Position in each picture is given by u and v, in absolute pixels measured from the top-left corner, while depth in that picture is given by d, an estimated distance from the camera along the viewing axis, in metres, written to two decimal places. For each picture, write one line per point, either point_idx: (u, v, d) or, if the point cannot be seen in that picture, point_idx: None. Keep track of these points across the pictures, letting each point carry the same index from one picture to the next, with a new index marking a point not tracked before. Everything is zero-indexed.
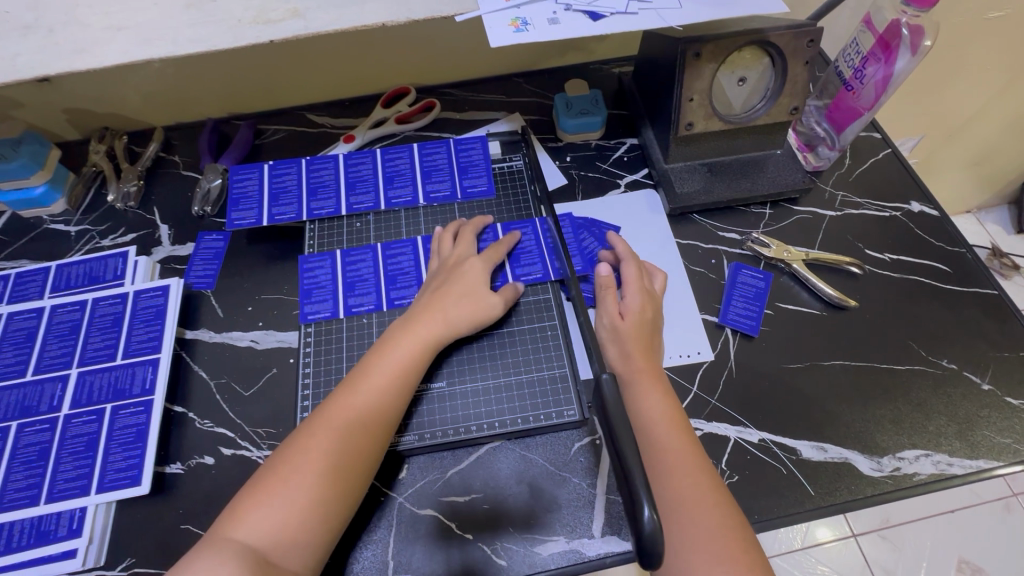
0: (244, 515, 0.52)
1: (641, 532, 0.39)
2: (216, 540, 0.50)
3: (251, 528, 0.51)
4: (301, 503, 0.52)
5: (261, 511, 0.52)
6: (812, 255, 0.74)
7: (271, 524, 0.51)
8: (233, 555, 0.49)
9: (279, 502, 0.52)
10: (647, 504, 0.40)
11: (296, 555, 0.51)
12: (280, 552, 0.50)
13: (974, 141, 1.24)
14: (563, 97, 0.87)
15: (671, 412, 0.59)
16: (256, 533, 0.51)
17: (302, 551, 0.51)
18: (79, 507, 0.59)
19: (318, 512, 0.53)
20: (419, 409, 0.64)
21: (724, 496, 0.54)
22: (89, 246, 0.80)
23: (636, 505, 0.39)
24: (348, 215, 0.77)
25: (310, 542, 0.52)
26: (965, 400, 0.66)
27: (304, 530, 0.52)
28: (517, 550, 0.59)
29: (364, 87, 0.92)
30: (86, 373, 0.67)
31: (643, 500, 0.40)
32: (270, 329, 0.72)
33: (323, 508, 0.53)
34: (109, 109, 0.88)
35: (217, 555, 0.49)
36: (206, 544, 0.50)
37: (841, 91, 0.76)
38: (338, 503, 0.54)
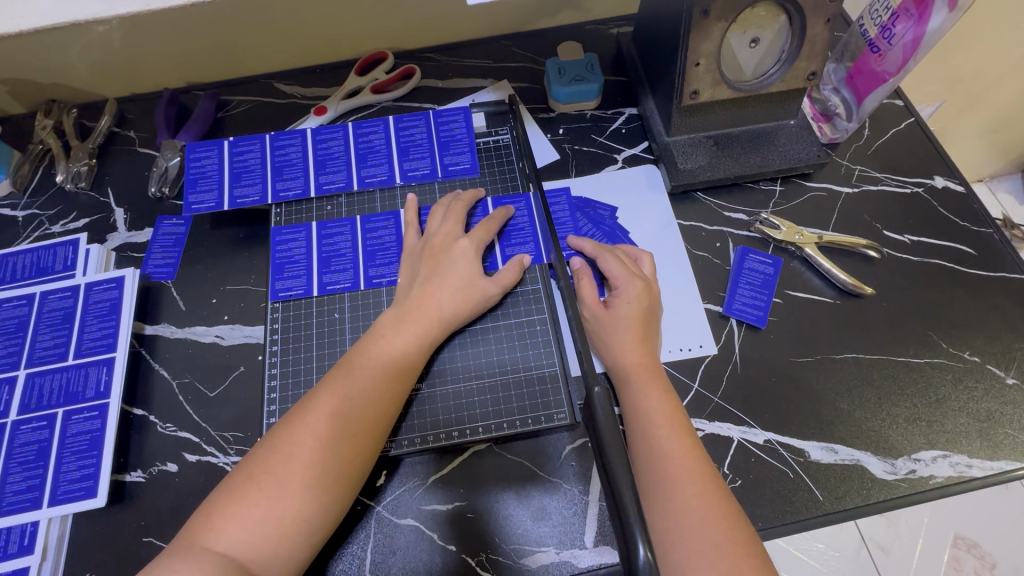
0: (220, 525, 0.46)
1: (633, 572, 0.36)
2: (187, 554, 0.45)
3: (229, 540, 0.45)
4: (287, 512, 0.47)
5: (241, 521, 0.46)
6: (826, 238, 0.68)
7: (252, 536, 0.46)
8: (208, 571, 0.44)
9: (262, 510, 0.47)
10: (642, 541, 0.37)
11: (279, 569, 0.46)
12: (262, 566, 0.45)
13: (996, 106, 1.15)
14: (555, 62, 0.79)
15: (671, 412, 0.53)
16: (236, 546, 0.45)
17: (286, 565, 0.46)
18: (31, 521, 0.55)
19: (306, 522, 0.47)
20: (409, 411, 0.59)
21: (731, 504, 0.48)
22: (37, 233, 0.73)
23: (630, 544, 0.37)
24: (318, 196, 0.70)
25: (296, 554, 0.47)
26: (987, 396, 0.61)
27: (286, 544, 0.47)
28: (503, 562, 0.55)
29: (336, 52, 0.84)
30: (34, 375, 0.61)
31: (637, 538, 0.37)
32: (237, 323, 0.67)
33: (311, 517, 0.48)
34: (53, 79, 0.79)
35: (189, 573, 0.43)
36: (177, 557, 0.44)
37: (865, 51, 0.68)
38: (327, 512, 0.49)
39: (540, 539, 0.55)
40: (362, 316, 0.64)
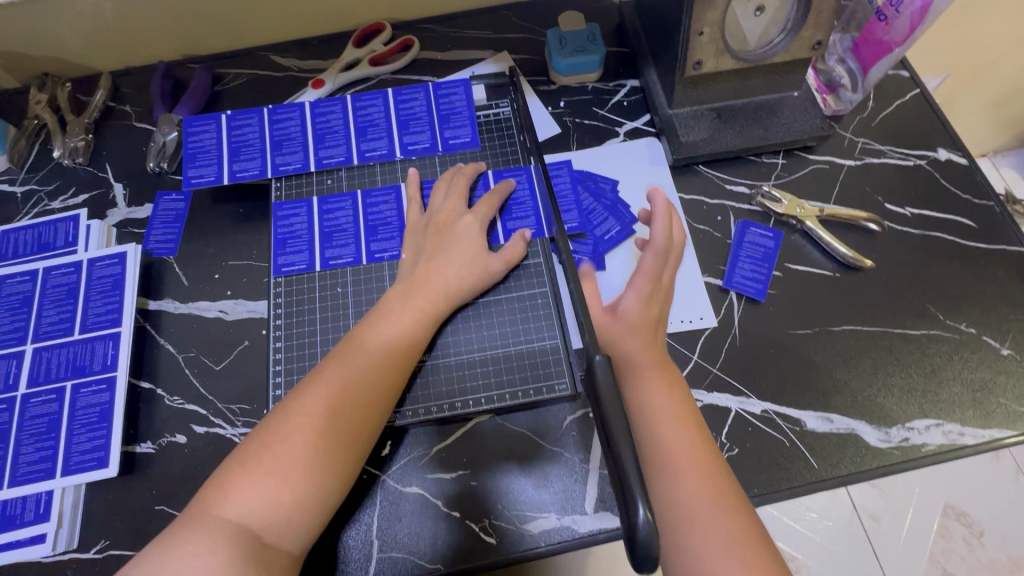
0: (232, 495, 0.47)
1: (632, 530, 0.37)
2: (201, 522, 0.46)
3: (242, 509, 0.47)
4: (297, 482, 0.48)
5: (253, 491, 0.47)
6: (827, 211, 0.68)
7: (264, 504, 0.47)
8: (223, 538, 0.45)
9: (273, 480, 0.48)
10: (642, 502, 0.37)
11: (292, 534, 0.47)
12: (275, 534, 0.47)
13: (1002, 79, 1.13)
14: (556, 32, 0.77)
15: (675, 402, 0.54)
16: (249, 515, 0.46)
17: (298, 532, 0.48)
18: (45, 491, 0.56)
19: (316, 491, 0.49)
20: (413, 384, 0.60)
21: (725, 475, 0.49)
22: (37, 209, 0.73)
23: (631, 503, 0.37)
24: (318, 170, 0.70)
25: (308, 522, 0.48)
26: (982, 366, 0.62)
27: (298, 510, 0.48)
28: (507, 528, 0.56)
29: (333, 23, 0.82)
30: (42, 350, 0.62)
31: (637, 499, 0.37)
32: (240, 298, 0.67)
33: (321, 487, 0.49)
34: (45, 51, 0.78)
35: (204, 540, 0.45)
36: (191, 525, 0.46)
37: (872, 20, 0.66)
38: (337, 480, 0.50)
39: (543, 505, 0.57)
40: (365, 291, 0.64)
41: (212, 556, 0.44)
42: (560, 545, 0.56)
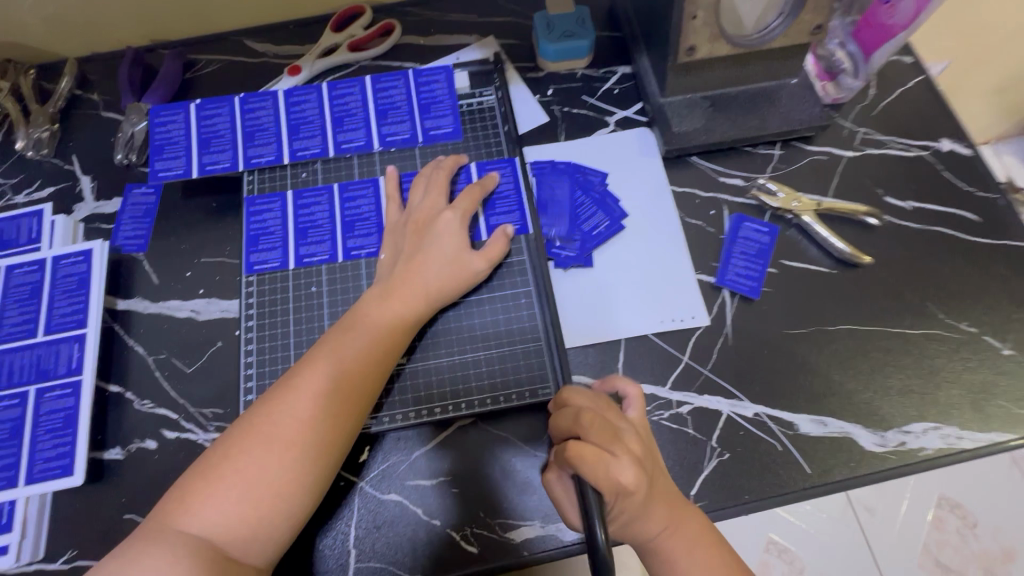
0: (195, 506, 0.45)
1: (593, 557, 0.39)
2: (161, 535, 0.44)
3: (205, 521, 0.45)
4: (264, 492, 0.46)
5: (217, 503, 0.45)
6: (824, 205, 0.65)
7: (229, 517, 0.45)
8: (184, 552, 0.43)
9: (239, 492, 0.46)
10: (602, 528, 0.40)
11: (259, 547, 0.45)
12: (241, 547, 0.45)
13: (1008, 64, 1.10)
14: (543, 16, 0.74)
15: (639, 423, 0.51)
16: (213, 527, 0.45)
17: (266, 545, 0.46)
18: (8, 500, 0.54)
19: (286, 502, 0.47)
20: (391, 388, 0.58)
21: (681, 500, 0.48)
22: (0, 203, 0.70)
23: (591, 527, 0.41)
24: (292, 163, 0.67)
25: (276, 534, 0.46)
26: (982, 366, 0.59)
27: (266, 524, 0.46)
28: (488, 536, 0.55)
29: (310, 6, 0.78)
30: (4, 352, 0.60)
31: (596, 523, 0.40)
32: (212, 297, 0.64)
33: (289, 498, 0.47)
34: (6, 37, 0.74)
35: (165, 554, 0.43)
36: (150, 538, 0.44)
37: (876, 2, 0.63)
38: (308, 492, 0.48)
39: (526, 513, 0.55)
40: (341, 290, 0.61)
41: (171, 570, 0.42)
42: (544, 554, 0.54)
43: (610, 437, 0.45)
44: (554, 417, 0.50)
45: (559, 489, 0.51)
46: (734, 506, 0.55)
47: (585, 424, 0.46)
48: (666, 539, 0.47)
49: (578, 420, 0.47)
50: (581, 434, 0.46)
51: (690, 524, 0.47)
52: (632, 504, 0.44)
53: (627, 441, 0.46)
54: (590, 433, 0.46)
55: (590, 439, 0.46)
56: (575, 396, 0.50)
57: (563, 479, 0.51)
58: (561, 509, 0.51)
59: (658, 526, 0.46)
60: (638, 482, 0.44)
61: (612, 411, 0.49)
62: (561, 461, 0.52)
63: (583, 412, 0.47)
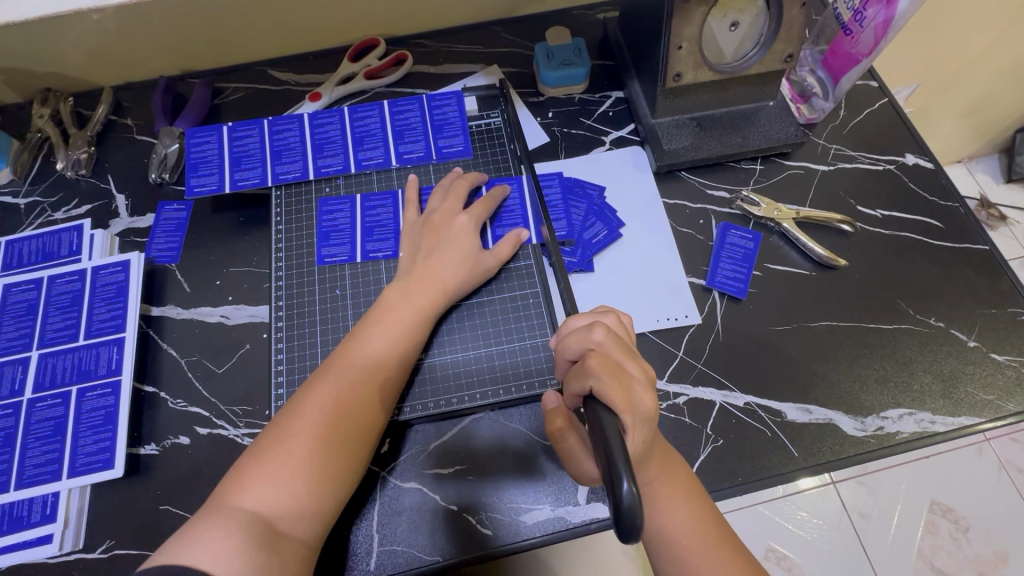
0: (248, 485, 0.49)
1: (617, 504, 0.36)
2: (218, 512, 0.47)
3: (258, 497, 0.48)
4: (312, 472, 0.50)
5: (268, 481, 0.49)
6: (802, 213, 0.72)
7: (279, 493, 0.49)
8: (240, 525, 0.46)
9: (288, 472, 0.50)
10: (627, 476, 0.37)
11: (306, 524, 0.49)
12: (290, 523, 0.48)
13: (971, 88, 1.19)
14: (544, 47, 0.81)
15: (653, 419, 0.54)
16: (264, 504, 0.48)
17: (313, 521, 0.49)
18: (51, 492, 0.58)
19: (329, 481, 0.51)
20: (420, 375, 0.63)
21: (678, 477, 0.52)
22: (41, 220, 0.75)
23: (614, 478, 0.37)
24: (316, 179, 0.73)
25: (322, 510, 0.50)
26: (950, 357, 0.65)
27: (314, 500, 0.50)
28: (501, 520, 0.59)
29: (329, 39, 0.85)
30: (47, 356, 0.64)
31: (622, 471, 0.37)
32: (241, 303, 0.69)
33: (333, 476, 0.51)
34: (49, 68, 0.80)
35: (221, 527, 0.46)
36: (207, 516, 0.47)
37: (839, 34, 0.71)
38: (350, 472, 0.52)
39: (536, 498, 0.59)
40: (362, 295, 0.66)
41: (228, 540, 0.45)
42: (554, 535, 0.58)
43: (625, 351, 0.49)
44: (562, 339, 0.53)
45: (573, 442, 0.51)
46: (729, 487, 0.60)
47: (602, 339, 0.50)
48: (658, 487, 0.51)
49: (593, 335, 0.50)
50: (597, 347, 0.49)
51: (678, 480, 0.52)
52: (642, 430, 0.46)
53: (640, 364, 0.50)
54: (608, 345, 0.49)
55: (606, 352, 0.49)
56: (580, 319, 0.54)
57: (577, 430, 0.52)
58: (576, 463, 0.52)
59: (653, 473, 0.51)
60: (647, 402, 0.47)
61: (621, 329, 0.54)
62: (570, 416, 0.52)
63: (598, 329, 0.50)
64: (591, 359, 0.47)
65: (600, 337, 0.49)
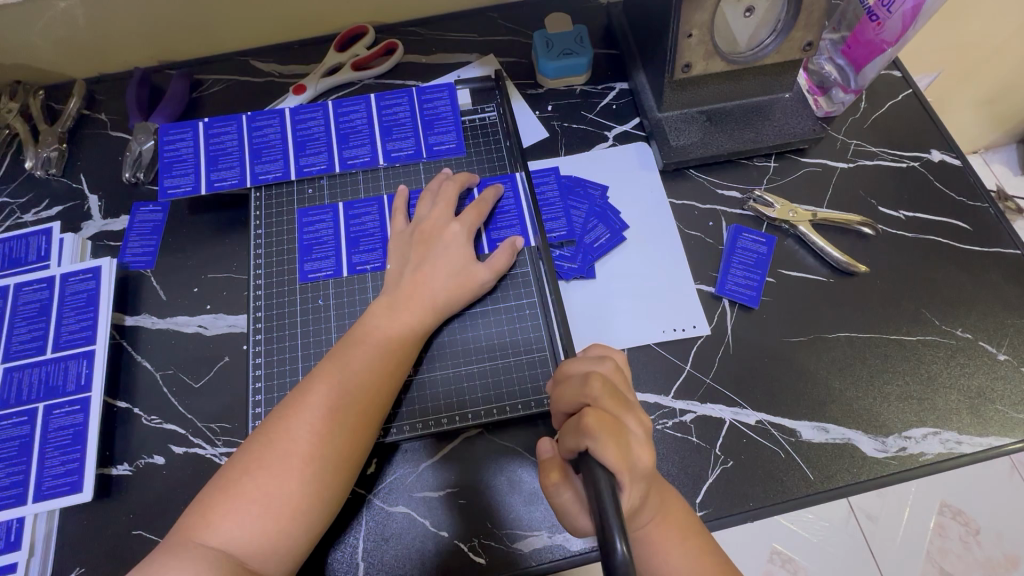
0: (216, 520, 0.46)
1: (608, 565, 0.33)
2: (182, 549, 0.44)
3: (226, 533, 0.45)
4: (284, 507, 0.47)
5: (237, 516, 0.46)
6: (820, 215, 0.67)
7: (248, 530, 0.46)
8: (205, 565, 0.43)
9: (258, 507, 0.46)
10: (619, 534, 0.34)
11: (277, 562, 0.46)
12: (260, 562, 0.45)
13: (994, 76, 1.13)
14: (543, 34, 0.76)
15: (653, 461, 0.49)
16: (232, 541, 0.45)
17: (284, 559, 0.46)
18: (16, 518, 0.54)
19: (303, 517, 0.47)
20: (405, 397, 0.59)
21: (678, 516, 0.48)
22: (10, 222, 0.71)
23: (606, 537, 0.34)
24: (299, 179, 0.68)
25: (294, 549, 0.47)
26: (978, 371, 0.61)
27: (285, 537, 0.46)
28: (496, 547, 0.55)
29: (314, 27, 0.80)
30: (13, 370, 0.60)
31: (614, 528, 0.34)
32: (219, 312, 0.65)
33: (306, 511, 0.48)
34: (17, 60, 0.75)
35: (186, 566, 0.43)
36: (171, 552, 0.44)
37: (864, 19, 0.65)
38: (326, 505, 0.49)
39: (533, 523, 0.56)
40: (347, 305, 0.62)
41: None
42: (551, 564, 0.54)
43: (622, 405, 0.46)
44: (558, 389, 0.49)
45: (568, 497, 0.47)
46: (739, 513, 0.56)
47: (599, 393, 0.45)
48: (655, 526, 0.47)
49: (588, 387, 0.46)
50: (592, 402, 0.45)
51: (676, 516, 0.48)
52: (637, 488, 0.43)
53: (638, 415, 0.46)
54: (604, 400, 0.45)
55: (603, 407, 0.45)
56: (578, 364, 0.50)
57: (573, 483, 0.47)
58: (571, 518, 0.48)
59: (650, 513, 0.47)
60: (645, 458, 0.43)
61: (619, 378, 0.50)
62: (566, 466, 0.47)
63: (593, 380, 0.46)
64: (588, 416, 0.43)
65: (597, 390, 0.46)
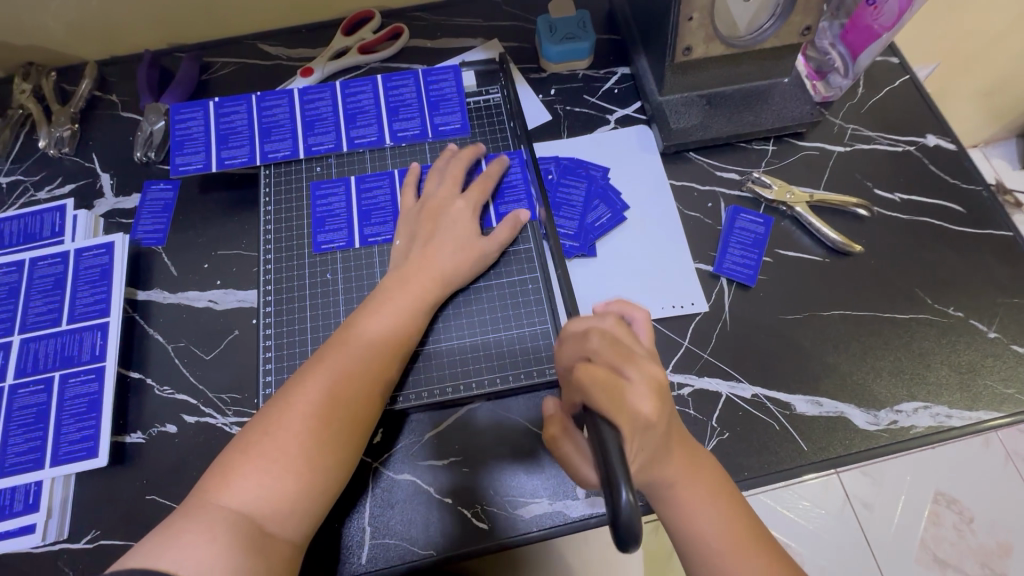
0: (233, 483, 0.47)
1: (613, 510, 0.35)
2: (201, 511, 0.46)
3: (244, 496, 0.47)
4: (301, 471, 0.48)
5: (255, 479, 0.47)
6: (817, 197, 0.68)
7: (266, 492, 0.47)
8: (223, 527, 0.45)
9: (276, 469, 0.48)
10: (625, 485, 0.35)
11: (294, 525, 0.48)
12: (276, 523, 0.47)
13: (993, 69, 1.14)
14: (546, 19, 0.77)
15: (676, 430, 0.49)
16: (250, 504, 0.46)
17: (299, 521, 0.48)
18: (34, 481, 0.56)
19: (319, 480, 0.49)
20: (413, 369, 0.60)
21: (703, 475, 0.49)
22: (24, 199, 0.72)
23: (611, 487, 0.35)
24: (307, 158, 0.69)
25: (309, 512, 0.49)
26: (969, 348, 0.62)
27: (301, 499, 0.48)
28: (499, 514, 0.57)
29: (321, 11, 0.81)
30: (29, 340, 0.62)
31: (619, 480, 0.35)
32: (230, 287, 0.67)
33: (324, 471, 0.50)
34: (30, 41, 0.77)
35: (206, 527, 0.44)
36: (190, 515, 0.45)
37: (861, 6, 0.67)
38: (340, 470, 0.51)
39: (534, 491, 0.57)
40: (356, 279, 0.64)
41: (210, 544, 0.43)
42: (551, 529, 0.56)
43: (623, 357, 0.46)
44: (562, 349, 0.51)
45: (570, 449, 0.49)
46: (734, 483, 0.57)
47: (598, 346, 0.46)
48: (681, 488, 0.48)
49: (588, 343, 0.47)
50: (592, 355, 0.46)
51: (703, 477, 0.49)
52: (641, 438, 0.43)
53: (642, 365, 0.46)
54: (603, 352, 0.46)
55: (603, 360, 0.46)
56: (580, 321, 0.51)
57: (574, 438, 0.50)
58: (576, 472, 0.49)
59: (673, 474, 0.47)
60: (647, 407, 0.44)
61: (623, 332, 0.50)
62: (566, 422, 0.50)
63: (592, 335, 0.47)
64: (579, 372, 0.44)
65: (601, 344, 0.47)
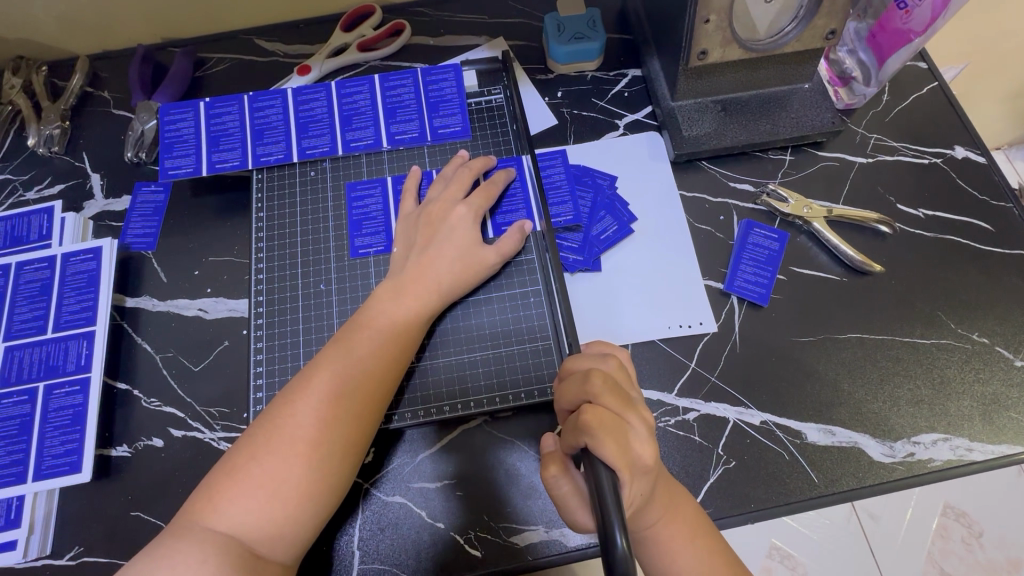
0: (223, 504, 0.45)
1: (607, 557, 0.33)
2: (190, 533, 0.44)
3: (232, 519, 0.45)
4: (292, 491, 0.46)
5: (243, 500, 0.46)
6: (835, 211, 0.65)
7: (255, 516, 0.45)
8: (212, 550, 0.43)
9: (265, 492, 0.46)
10: (619, 528, 0.34)
11: (285, 548, 0.46)
12: (267, 546, 0.45)
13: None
14: (554, 17, 0.73)
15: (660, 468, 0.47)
16: (239, 526, 0.45)
17: (292, 544, 0.46)
18: (16, 496, 0.55)
19: (312, 501, 0.47)
20: (415, 381, 0.58)
21: (685, 512, 0.47)
22: (12, 199, 0.70)
23: (607, 532, 0.34)
24: (301, 161, 0.67)
25: (302, 534, 0.47)
26: (993, 377, 0.59)
27: (292, 521, 0.46)
28: (494, 540, 0.55)
29: (320, 6, 0.78)
30: (14, 348, 0.60)
31: (614, 524, 0.34)
32: (220, 296, 0.65)
33: (317, 497, 0.47)
34: (20, 34, 0.74)
35: (194, 551, 0.43)
36: (179, 537, 0.44)
37: (891, 7, 0.62)
38: (334, 489, 0.48)
39: (531, 518, 0.55)
40: (350, 290, 0.61)
41: (201, 568, 0.42)
42: (548, 559, 0.54)
43: (625, 402, 0.45)
44: (560, 385, 0.48)
45: (567, 489, 0.46)
46: (739, 514, 0.55)
47: (600, 389, 0.44)
48: (662, 526, 0.46)
49: (590, 383, 0.45)
50: (594, 398, 0.44)
51: (685, 516, 0.47)
52: (638, 484, 0.43)
53: (641, 412, 0.45)
54: (604, 399, 0.44)
55: (604, 403, 0.44)
56: (580, 361, 0.49)
57: (572, 476, 0.46)
58: (570, 512, 0.47)
59: (656, 512, 0.46)
60: (648, 455, 0.43)
61: (622, 376, 0.49)
62: (565, 459, 0.47)
63: (594, 375, 0.45)
64: (586, 414, 0.42)
65: (603, 384, 0.45)
